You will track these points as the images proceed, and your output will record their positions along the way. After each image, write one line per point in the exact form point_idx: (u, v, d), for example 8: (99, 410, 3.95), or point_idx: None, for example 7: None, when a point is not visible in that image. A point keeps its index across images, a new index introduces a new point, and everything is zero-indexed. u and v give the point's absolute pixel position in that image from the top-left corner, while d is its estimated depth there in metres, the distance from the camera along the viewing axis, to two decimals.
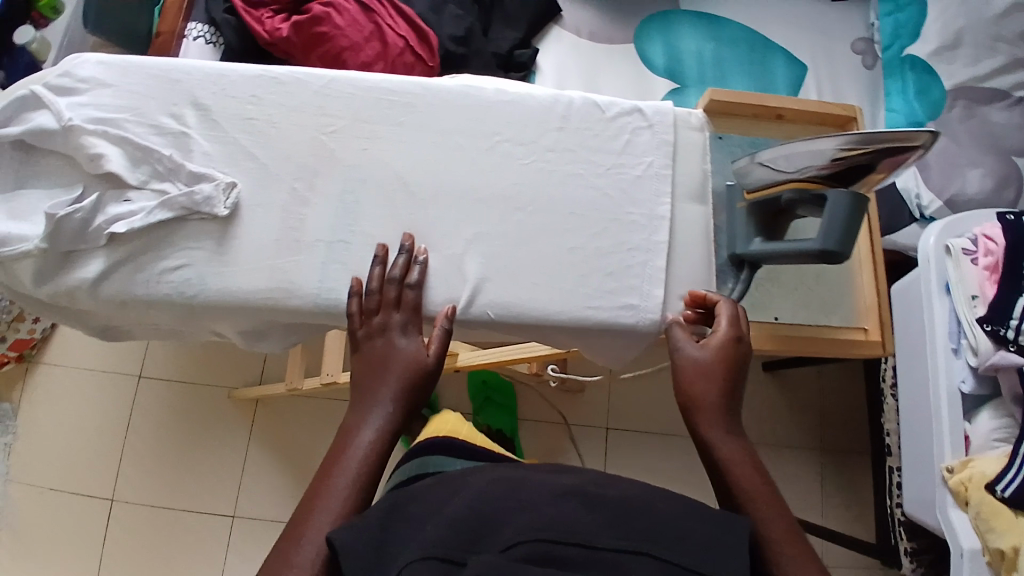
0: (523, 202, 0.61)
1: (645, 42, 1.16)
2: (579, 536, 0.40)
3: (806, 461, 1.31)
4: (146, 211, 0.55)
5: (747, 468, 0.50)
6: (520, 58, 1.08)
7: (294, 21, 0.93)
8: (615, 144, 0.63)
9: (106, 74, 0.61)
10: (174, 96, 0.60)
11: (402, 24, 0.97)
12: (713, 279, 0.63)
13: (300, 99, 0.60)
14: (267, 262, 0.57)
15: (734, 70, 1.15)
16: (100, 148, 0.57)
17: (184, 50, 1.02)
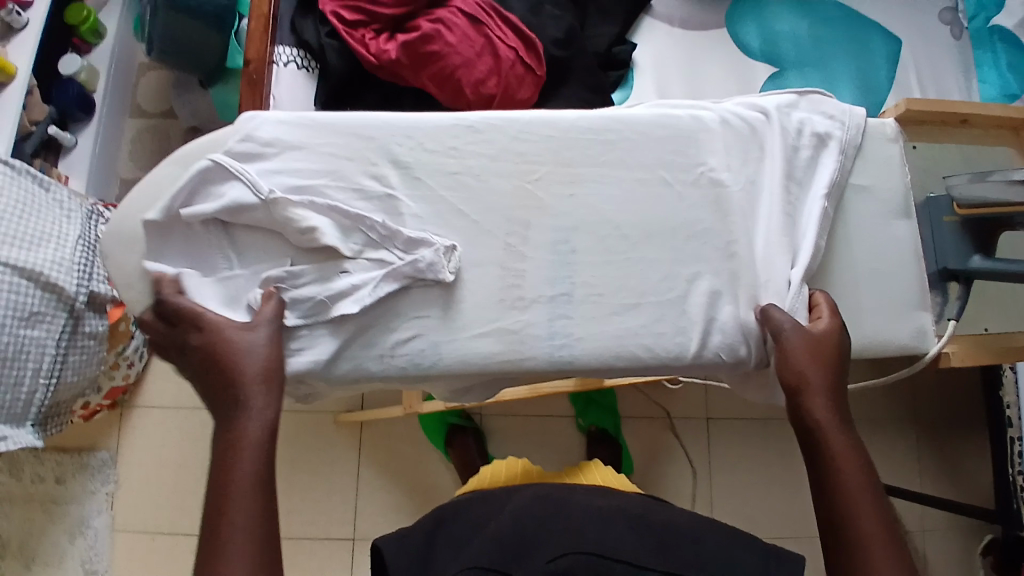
0: (725, 236, 0.61)
1: (739, 25, 1.11)
2: (620, 555, 0.54)
3: (909, 433, 1.33)
4: (369, 280, 0.57)
5: (849, 456, 0.53)
6: (619, 56, 1.04)
7: (403, 40, 0.89)
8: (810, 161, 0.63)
9: (290, 134, 0.59)
10: (371, 155, 0.60)
11: (510, 35, 0.93)
12: (928, 294, 0.65)
13: (499, 145, 0.61)
14: (495, 319, 0.59)
15: (833, 49, 1.11)
16: (312, 219, 0.57)
17: (276, 78, 0.96)
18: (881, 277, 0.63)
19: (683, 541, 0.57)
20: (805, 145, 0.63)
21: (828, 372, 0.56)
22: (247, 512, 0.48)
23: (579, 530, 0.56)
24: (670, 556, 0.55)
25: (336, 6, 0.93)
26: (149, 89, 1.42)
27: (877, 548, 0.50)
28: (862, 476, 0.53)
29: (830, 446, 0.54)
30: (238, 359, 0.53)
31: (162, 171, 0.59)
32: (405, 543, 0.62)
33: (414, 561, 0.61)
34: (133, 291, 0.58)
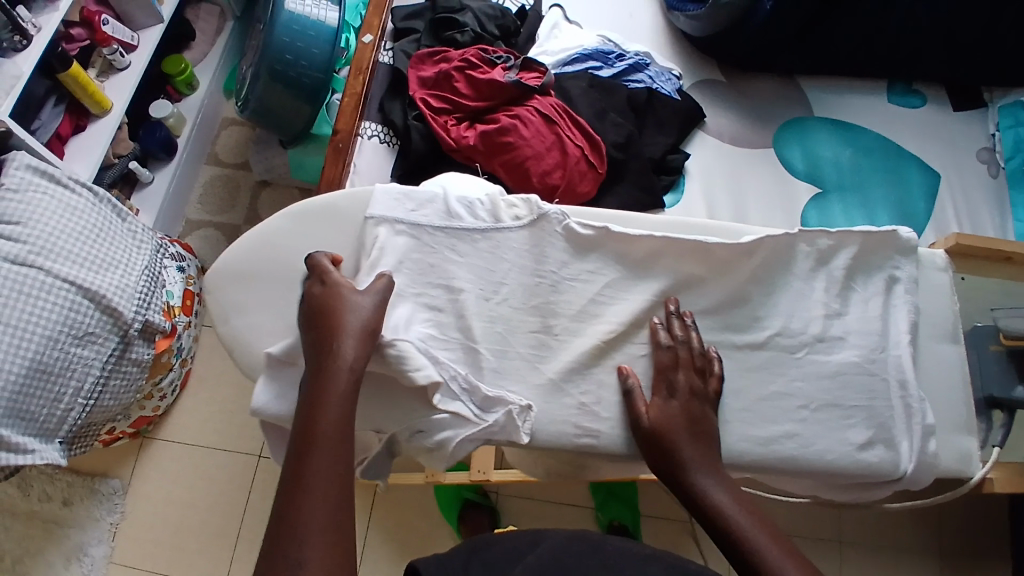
0: (795, 352, 0.62)
1: (785, 147, 1.20)
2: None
3: (928, 567, 1.31)
4: (457, 434, 0.55)
5: (748, 516, 0.53)
6: (673, 163, 1.12)
7: (480, 131, 0.98)
8: (877, 285, 0.65)
9: (391, 265, 0.60)
10: (463, 249, 0.62)
11: (578, 135, 1.01)
12: (975, 420, 0.66)
13: (575, 239, 0.62)
14: (565, 412, 0.58)
15: (873, 178, 1.19)
16: (421, 368, 0.56)
17: (359, 148, 1.05)
18: (933, 398, 0.65)
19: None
20: (871, 262, 0.65)
21: (695, 432, 0.56)
22: (325, 505, 0.46)
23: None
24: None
25: (424, 94, 1.04)
26: (230, 143, 1.49)
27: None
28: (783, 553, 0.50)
29: (738, 527, 0.52)
30: (327, 345, 0.53)
31: (276, 222, 0.63)
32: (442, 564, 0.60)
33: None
34: (233, 326, 0.61)
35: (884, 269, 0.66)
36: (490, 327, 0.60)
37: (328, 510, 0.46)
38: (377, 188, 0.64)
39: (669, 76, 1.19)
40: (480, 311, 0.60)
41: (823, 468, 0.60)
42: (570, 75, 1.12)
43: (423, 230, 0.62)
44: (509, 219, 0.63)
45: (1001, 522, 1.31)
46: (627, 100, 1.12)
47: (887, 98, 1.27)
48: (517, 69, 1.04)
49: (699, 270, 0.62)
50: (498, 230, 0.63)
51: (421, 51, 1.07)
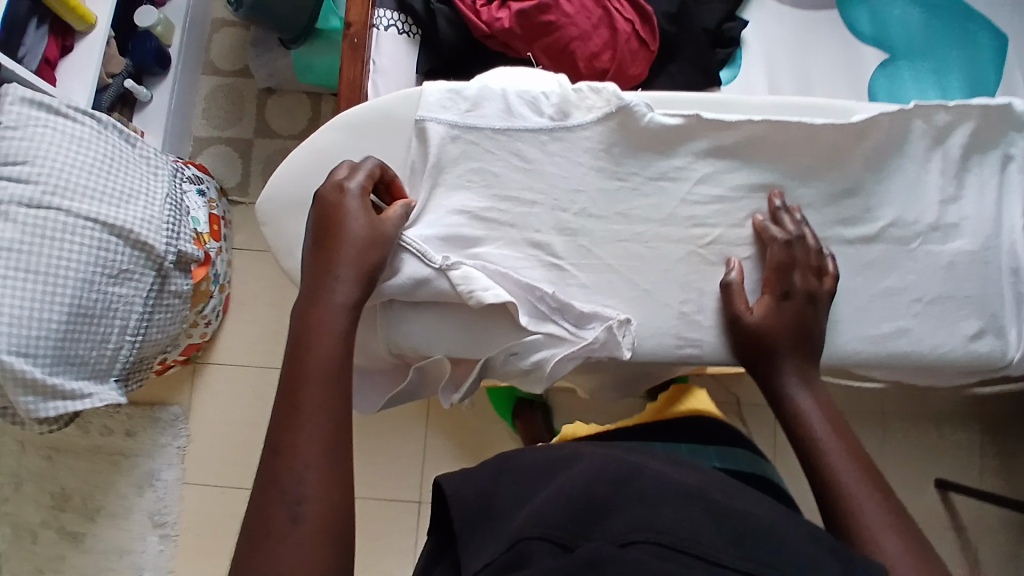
0: (906, 243, 0.56)
1: (850, 8, 1.06)
2: (696, 549, 0.41)
3: (963, 432, 1.36)
4: (553, 355, 0.51)
5: (821, 420, 0.51)
6: (730, 32, 0.99)
7: (516, 10, 0.86)
8: (999, 161, 0.58)
9: (455, 176, 0.53)
10: (530, 150, 0.54)
11: (627, 7, 0.89)
12: None
13: (661, 130, 0.54)
14: (664, 323, 0.53)
15: (945, 38, 1.07)
16: (493, 287, 0.50)
17: (376, 42, 0.93)
18: None
19: (763, 536, 0.43)
20: (993, 137, 0.58)
21: (796, 336, 0.52)
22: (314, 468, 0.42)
23: (653, 504, 0.45)
24: (749, 550, 0.41)
25: None
26: (224, 48, 1.35)
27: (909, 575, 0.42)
28: (865, 483, 0.47)
29: (820, 443, 0.50)
30: (318, 288, 0.48)
31: (324, 140, 0.56)
32: (467, 480, 0.53)
33: (479, 499, 0.51)
34: (300, 262, 0.56)
35: (1009, 143, 0.58)
36: (572, 242, 0.53)
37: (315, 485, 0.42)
38: (424, 87, 0.55)
39: None
40: (555, 223, 0.53)
41: (934, 363, 0.56)
42: None
43: (482, 132, 0.54)
44: (582, 112, 0.54)
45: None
46: None
47: None
48: None
49: (805, 157, 0.55)
50: (567, 126, 0.54)
51: None
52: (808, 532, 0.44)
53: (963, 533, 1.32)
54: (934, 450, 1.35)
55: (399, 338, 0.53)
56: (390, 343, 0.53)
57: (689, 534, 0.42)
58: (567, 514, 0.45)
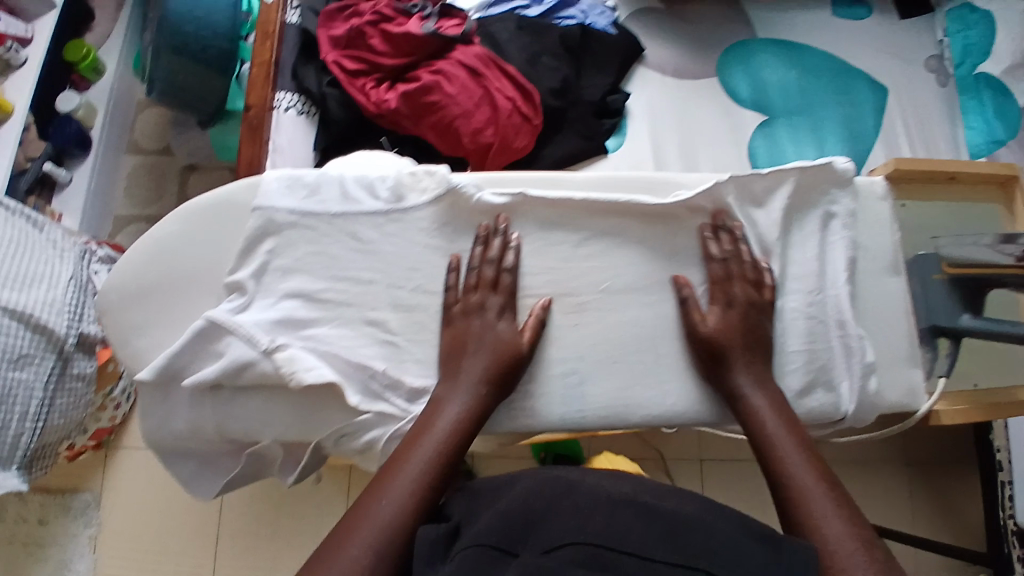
0: (728, 308, 0.59)
1: (729, 74, 1.16)
2: (630, 546, 0.41)
3: (891, 472, 1.35)
4: (384, 433, 0.53)
5: (773, 418, 0.54)
6: (613, 104, 1.07)
7: (402, 91, 0.90)
8: (818, 223, 0.62)
9: (289, 260, 0.55)
10: (366, 232, 0.56)
11: (508, 86, 0.94)
12: (917, 350, 0.63)
13: (490, 209, 0.57)
14: None
15: (821, 99, 1.15)
16: (318, 368, 0.52)
17: (277, 124, 0.98)
18: (876, 335, 0.62)
19: (697, 531, 0.43)
20: (815, 198, 0.62)
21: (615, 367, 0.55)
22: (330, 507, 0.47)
23: (585, 514, 0.44)
24: (683, 547, 0.41)
25: (337, 55, 0.94)
26: (148, 127, 1.39)
27: (851, 553, 0.45)
28: (814, 475, 0.50)
29: (775, 440, 0.53)
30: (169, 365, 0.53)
31: (165, 228, 0.57)
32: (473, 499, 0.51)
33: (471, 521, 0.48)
34: (138, 349, 0.56)
35: (827, 203, 0.62)
36: (407, 318, 0.55)
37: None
38: (265, 176, 0.57)
39: (604, 9, 1.11)
40: (391, 300, 0.55)
41: (767, 418, 0.58)
42: (495, 19, 1.03)
43: (320, 217, 0.56)
44: (416, 195, 0.57)
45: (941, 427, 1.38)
46: (560, 41, 1.04)
47: (833, 12, 1.23)
48: (435, 18, 0.94)
49: (627, 229, 0.59)
50: (402, 208, 0.57)
51: (329, 6, 0.97)
52: (741, 525, 0.45)
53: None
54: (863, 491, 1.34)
55: (230, 425, 0.54)
56: (220, 427, 0.54)
57: (620, 534, 0.42)
58: (496, 531, 0.43)
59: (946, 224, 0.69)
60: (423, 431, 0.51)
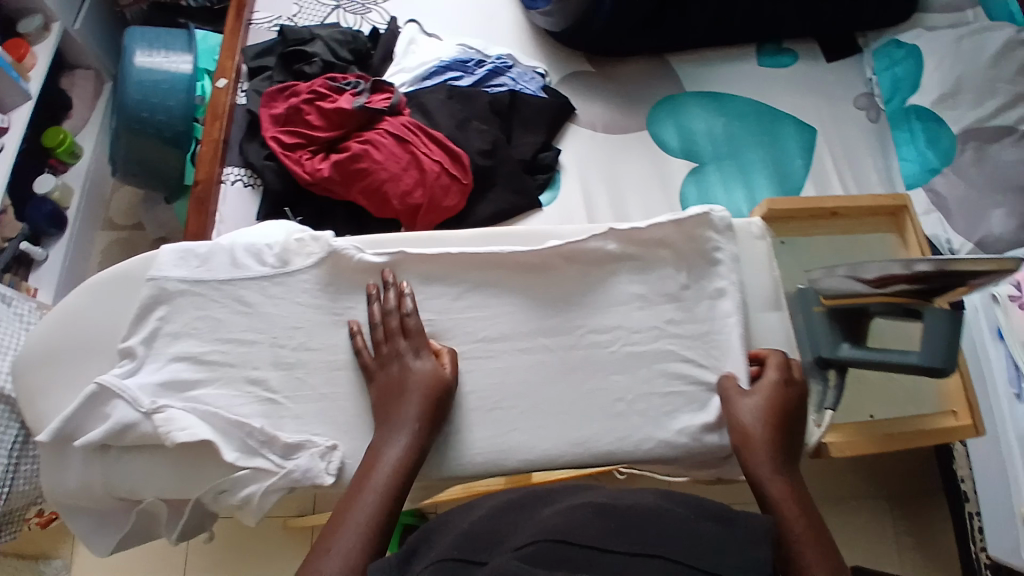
0: (602, 353, 0.61)
1: (658, 126, 1.23)
2: (586, 539, 0.39)
3: (869, 510, 1.30)
4: (259, 488, 0.54)
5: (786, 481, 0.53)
6: (544, 161, 1.14)
7: (333, 160, 0.95)
8: (694, 266, 0.64)
9: (179, 324, 0.59)
10: (253, 295, 0.60)
11: (436, 150, 1.00)
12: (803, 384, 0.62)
13: (369, 268, 0.60)
14: None
15: (747, 144, 1.21)
16: (192, 427, 0.55)
17: (223, 195, 1.05)
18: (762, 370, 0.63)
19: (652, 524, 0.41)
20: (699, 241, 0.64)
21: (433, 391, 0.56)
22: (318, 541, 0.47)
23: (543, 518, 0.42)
24: (635, 536, 0.40)
25: (275, 132, 1.00)
26: (122, 206, 1.48)
27: None
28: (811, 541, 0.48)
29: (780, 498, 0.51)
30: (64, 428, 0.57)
31: (70, 301, 0.62)
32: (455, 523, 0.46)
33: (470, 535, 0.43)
34: (41, 415, 0.60)
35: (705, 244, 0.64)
36: (288, 375, 0.58)
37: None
38: (163, 251, 0.62)
39: (533, 75, 1.20)
40: (273, 358, 0.59)
41: (647, 458, 0.59)
42: (427, 89, 1.10)
43: (209, 284, 0.61)
44: (301, 259, 0.61)
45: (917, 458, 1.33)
46: (488, 106, 1.11)
47: (757, 61, 1.30)
48: (367, 93, 1.01)
49: (508, 281, 0.62)
50: (286, 272, 0.61)
51: (269, 89, 1.03)
52: (688, 506, 0.44)
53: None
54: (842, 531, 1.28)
55: (118, 484, 0.58)
56: (107, 484, 0.58)
57: (574, 526, 0.40)
58: (459, 544, 0.41)
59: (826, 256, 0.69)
60: (369, 472, 0.51)
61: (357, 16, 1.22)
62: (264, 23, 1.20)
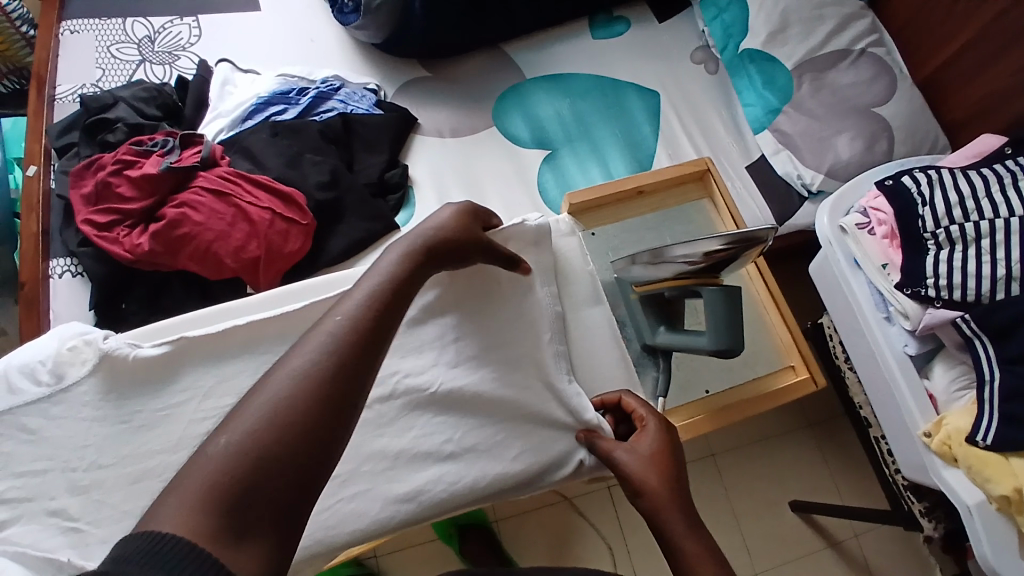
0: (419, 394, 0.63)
1: (506, 119, 1.20)
2: None
3: (798, 445, 1.33)
4: None
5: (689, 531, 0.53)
6: (392, 179, 1.10)
7: (150, 231, 0.89)
8: (485, 284, 0.68)
9: None
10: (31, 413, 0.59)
11: (261, 196, 0.94)
12: (629, 369, 0.72)
13: (147, 363, 0.60)
14: None
15: (597, 120, 1.21)
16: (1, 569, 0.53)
17: (54, 291, 0.97)
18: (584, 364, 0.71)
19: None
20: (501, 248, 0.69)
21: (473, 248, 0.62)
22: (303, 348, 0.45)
23: None
24: None
25: (86, 214, 0.92)
26: None
27: None
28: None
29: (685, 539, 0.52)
30: None
31: None
32: None
33: None
34: None
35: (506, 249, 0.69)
36: (86, 498, 0.58)
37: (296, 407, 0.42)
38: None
39: (364, 92, 1.16)
40: (69, 483, 0.58)
41: (480, 488, 0.64)
42: (248, 131, 1.04)
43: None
44: (76, 368, 0.60)
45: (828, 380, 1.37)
46: (320, 134, 1.05)
47: (592, 35, 1.29)
48: (176, 150, 0.95)
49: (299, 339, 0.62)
50: (64, 387, 0.59)
51: (75, 167, 0.95)
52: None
53: (840, 544, 1.26)
54: (773, 469, 1.31)
55: None
56: None
57: None
58: None
59: (631, 235, 0.78)
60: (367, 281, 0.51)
61: (165, 67, 1.15)
62: (68, 95, 1.11)
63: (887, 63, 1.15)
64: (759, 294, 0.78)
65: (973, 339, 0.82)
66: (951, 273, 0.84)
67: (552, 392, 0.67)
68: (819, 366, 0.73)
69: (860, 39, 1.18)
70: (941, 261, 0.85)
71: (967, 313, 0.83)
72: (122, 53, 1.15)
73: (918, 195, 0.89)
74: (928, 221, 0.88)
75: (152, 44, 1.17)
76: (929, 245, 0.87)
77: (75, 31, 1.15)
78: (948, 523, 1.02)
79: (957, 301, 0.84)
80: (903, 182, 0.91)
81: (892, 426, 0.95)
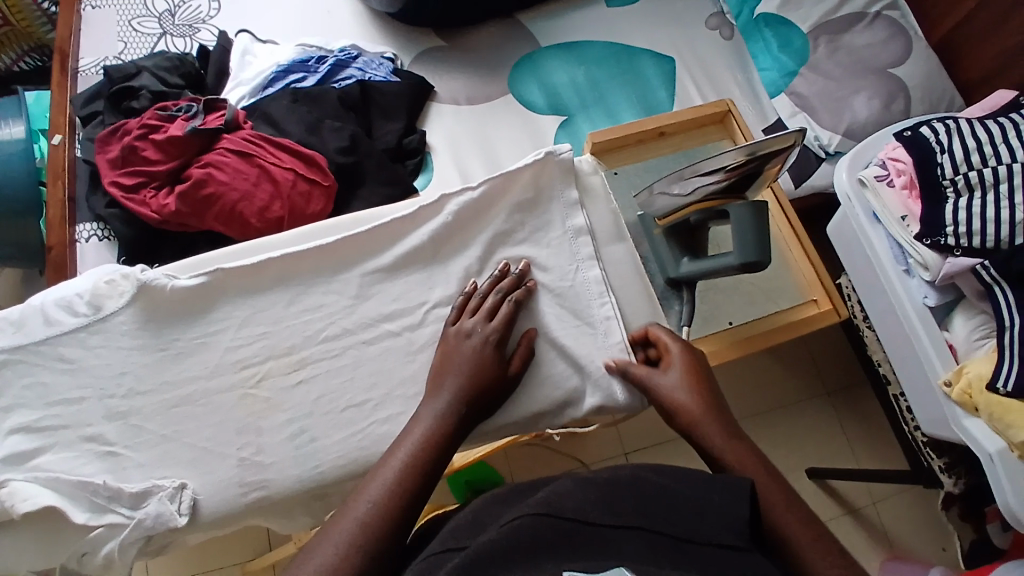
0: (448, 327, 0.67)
1: (521, 86, 1.21)
2: (572, 512, 0.43)
3: (817, 411, 1.32)
4: (116, 543, 0.59)
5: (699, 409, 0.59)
6: (410, 145, 1.11)
7: (177, 192, 0.91)
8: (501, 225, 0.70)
9: (5, 398, 0.63)
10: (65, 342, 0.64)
11: (285, 158, 0.96)
12: (659, 306, 0.72)
13: (186, 295, 0.65)
14: (233, 458, 0.62)
15: (611, 85, 1.22)
16: (33, 496, 0.59)
17: (82, 255, 1.00)
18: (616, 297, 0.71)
19: (634, 491, 0.45)
20: (541, 189, 0.72)
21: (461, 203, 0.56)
22: None
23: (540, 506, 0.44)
24: (620, 507, 0.44)
25: (112, 177, 0.95)
26: (6, 288, 1.31)
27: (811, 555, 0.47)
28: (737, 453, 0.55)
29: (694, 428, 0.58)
30: None
31: None
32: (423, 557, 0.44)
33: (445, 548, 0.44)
34: None
35: (545, 191, 0.72)
36: (123, 424, 0.63)
37: (398, 493, 0.52)
38: None
39: (382, 61, 1.17)
40: (105, 411, 0.63)
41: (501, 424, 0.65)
42: (269, 98, 1.06)
43: (26, 348, 0.64)
44: (114, 301, 0.65)
45: (848, 347, 1.36)
46: (339, 101, 1.07)
47: (605, 3, 1.29)
48: (200, 115, 0.97)
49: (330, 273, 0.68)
50: (102, 317, 0.65)
51: (100, 133, 0.97)
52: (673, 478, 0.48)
53: (857, 512, 1.25)
54: (793, 435, 1.31)
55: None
56: None
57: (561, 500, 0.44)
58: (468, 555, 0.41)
59: (651, 173, 0.79)
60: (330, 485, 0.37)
61: (185, 38, 1.17)
62: (91, 68, 1.13)
63: (902, 25, 1.15)
64: (783, 233, 0.80)
65: (994, 286, 0.82)
66: (971, 220, 0.83)
67: (572, 320, 0.68)
68: (843, 299, 0.76)
69: (876, 2, 1.17)
70: (960, 209, 0.84)
71: (987, 260, 0.83)
72: (142, 26, 1.17)
73: (937, 144, 0.89)
74: (947, 170, 0.87)
75: (171, 17, 1.19)
76: (948, 193, 0.86)
77: (97, 7, 1.18)
78: (968, 478, 1.02)
79: (978, 249, 0.83)
80: (921, 133, 0.91)
81: (912, 378, 0.94)
